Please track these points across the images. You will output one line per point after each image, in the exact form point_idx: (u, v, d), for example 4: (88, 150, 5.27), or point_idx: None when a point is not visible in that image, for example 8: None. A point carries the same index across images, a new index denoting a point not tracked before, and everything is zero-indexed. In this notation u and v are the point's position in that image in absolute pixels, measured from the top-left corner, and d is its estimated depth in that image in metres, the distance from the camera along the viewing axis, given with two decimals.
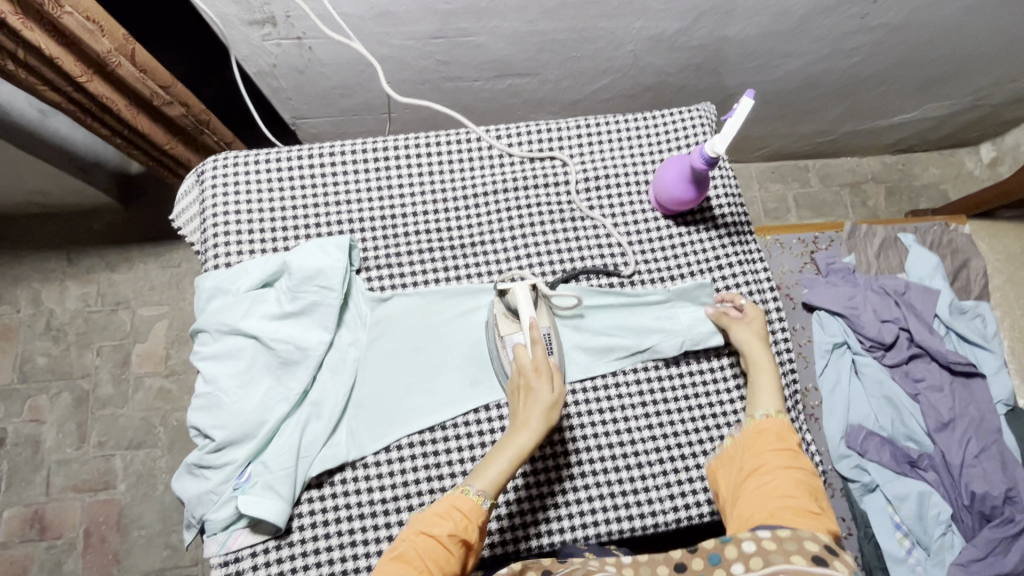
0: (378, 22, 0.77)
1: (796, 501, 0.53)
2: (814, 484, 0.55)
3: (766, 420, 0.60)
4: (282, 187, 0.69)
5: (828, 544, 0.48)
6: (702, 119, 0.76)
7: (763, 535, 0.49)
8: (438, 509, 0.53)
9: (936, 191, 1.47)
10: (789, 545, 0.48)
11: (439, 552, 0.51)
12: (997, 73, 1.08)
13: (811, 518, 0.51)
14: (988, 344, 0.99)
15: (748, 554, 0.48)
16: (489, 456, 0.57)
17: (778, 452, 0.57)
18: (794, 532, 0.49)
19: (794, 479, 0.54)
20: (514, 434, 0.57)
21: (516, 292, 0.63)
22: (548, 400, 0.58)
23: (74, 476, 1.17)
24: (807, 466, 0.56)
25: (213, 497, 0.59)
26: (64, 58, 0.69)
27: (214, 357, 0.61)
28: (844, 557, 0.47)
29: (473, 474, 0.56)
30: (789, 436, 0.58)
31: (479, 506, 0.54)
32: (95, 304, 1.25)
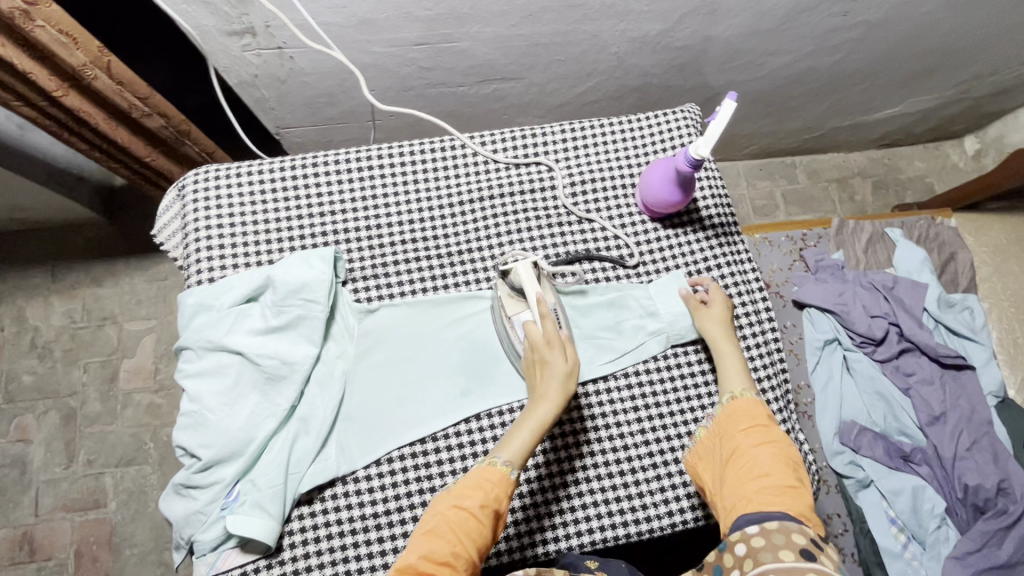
0: (359, 30, 0.77)
1: (776, 479, 0.52)
2: (793, 456, 0.55)
3: (734, 402, 0.60)
4: (265, 200, 0.68)
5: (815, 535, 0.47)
6: (687, 121, 0.76)
7: (750, 531, 0.48)
8: (468, 482, 0.53)
9: (922, 184, 1.48)
10: (776, 538, 0.47)
11: (471, 524, 0.51)
12: (977, 67, 1.09)
13: (792, 494, 0.52)
14: (976, 336, 1.00)
15: (741, 557, 0.47)
16: (515, 427, 0.57)
17: (750, 431, 0.57)
18: (779, 522, 0.48)
19: (772, 455, 0.54)
20: (535, 407, 0.57)
21: (517, 271, 0.62)
22: (564, 369, 0.58)
23: (63, 496, 1.15)
24: (780, 439, 0.56)
25: (202, 517, 0.58)
26: (37, 72, 0.68)
27: (199, 375, 0.60)
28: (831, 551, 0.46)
29: (497, 446, 0.56)
30: (759, 412, 0.58)
31: (507, 476, 0.54)
32: (81, 320, 1.23)
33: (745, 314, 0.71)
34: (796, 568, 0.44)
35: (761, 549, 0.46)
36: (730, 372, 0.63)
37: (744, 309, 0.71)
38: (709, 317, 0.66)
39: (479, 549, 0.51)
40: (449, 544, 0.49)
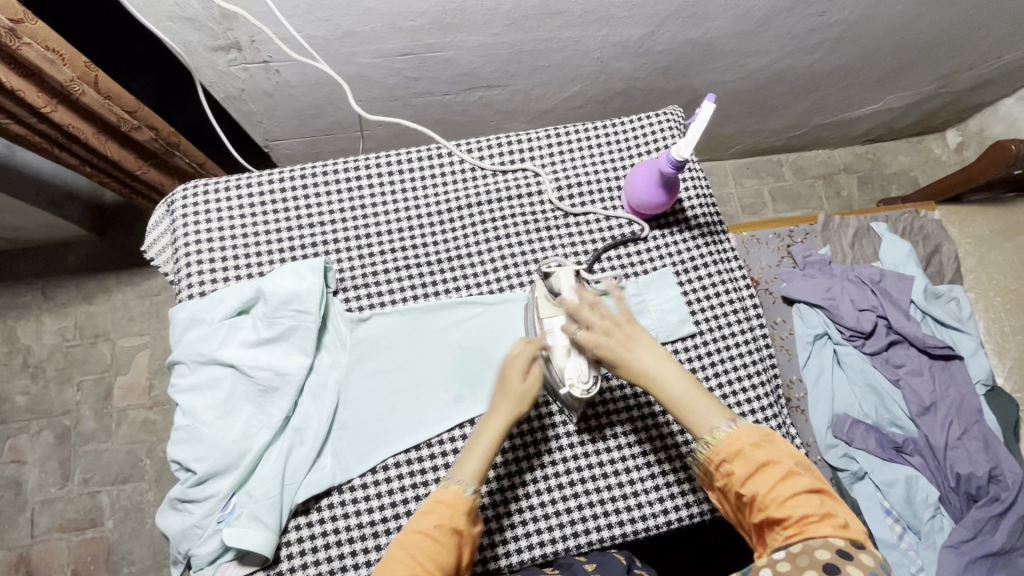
0: (344, 42, 0.77)
1: (792, 513, 0.49)
2: (802, 475, 0.50)
3: (714, 451, 0.53)
4: (254, 213, 0.68)
5: (843, 546, 0.46)
6: (670, 123, 0.77)
7: (776, 557, 0.46)
8: (422, 508, 0.52)
9: (907, 178, 1.50)
10: (801, 560, 0.45)
11: (429, 545, 0.50)
12: (954, 62, 1.11)
13: (816, 523, 0.48)
14: (964, 326, 1.01)
15: None
16: (468, 447, 0.55)
17: (752, 472, 0.51)
18: (802, 544, 0.47)
19: (780, 490, 0.50)
20: (487, 423, 0.55)
21: (561, 275, 0.62)
22: (522, 388, 0.57)
23: (59, 516, 1.15)
24: (781, 459, 0.51)
25: (198, 531, 0.58)
26: (25, 89, 0.68)
27: (192, 389, 0.60)
28: (860, 558, 0.45)
29: (451, 469, 0.55)
30: (746, 441, 0.52)
31: (462, 494, 0.52)
32: (73, 338, 1.23)
33: (733, 311, 0.72)
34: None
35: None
36: (688, 411, 0.54)
37: (732, 306, 0.72)
38: (635, 365, 0.55)
39: (444, 568, 0.50)
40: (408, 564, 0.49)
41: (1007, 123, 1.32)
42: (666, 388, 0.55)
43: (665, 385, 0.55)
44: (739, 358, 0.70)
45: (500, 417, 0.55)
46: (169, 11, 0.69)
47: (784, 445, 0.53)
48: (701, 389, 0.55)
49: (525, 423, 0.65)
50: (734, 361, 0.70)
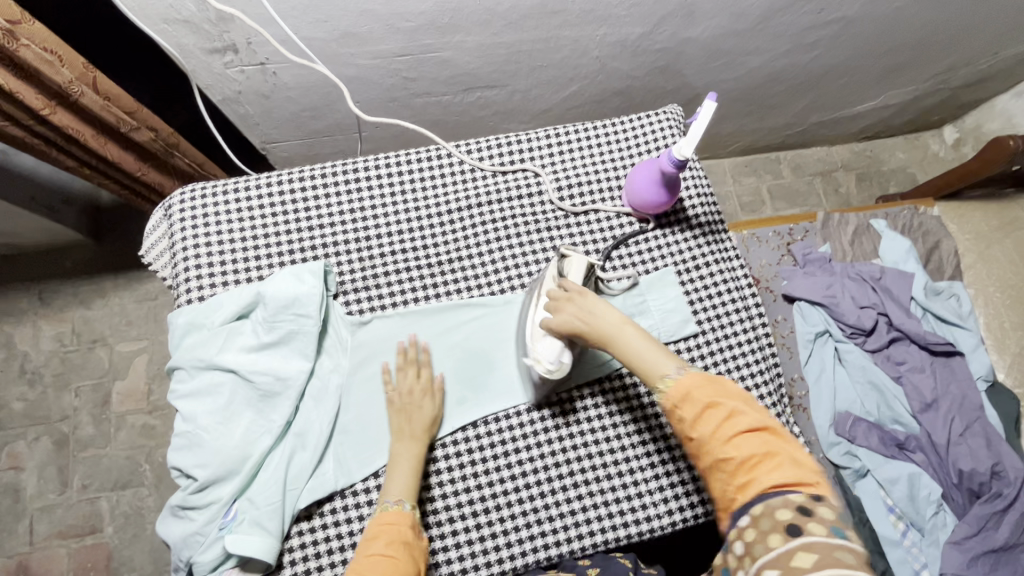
0: (341, 44, 0.77)
1: (742, 461, 0.49)
2: (754, 423, 0.51)
3: (667, 400, 0.54)
4: (252, 216, 0.68)
5: (803, 501, 0.46)
6: (670, 121, 0.77)
7: (742, 525, 0.47)
8: (367, 536, 0.54)
9: (905, 175, 1.50)
10: (764, 524, 0.46)
11: (383, 563, 0.52)
12: (952, 59, 1.11)
13: (763, 466, 0.49)
14: (964, 323, 1.01)
15: (739, 556, 0.46)
16: (389, 471, 0.59)
17: (699, 418, 0.52)
18: (764, 504, 0.47)
19: (729, 437, 0.50)
20: (400, 446, 0.60)
21: (574, 258, 0.64)
22: (430, 414, 0.62)
23: (59, 523, 1.14)
24: (731, 407, 0.52)
25: (200, 538, 0.57)
26: (25, 92, 0.68)
27: (192, 395, 0.60)
28: (820, 511, 0.45)
29: (381, 494, 0.58)
30: (695, 388, 0.53)
31: (401, 511, 0.56)
32: (71, 343, 1.22)
33: (735, 310, 0.72)
34: (788, 550, 0.43)
35: (754, 543, 0.45)
36: (643, 361, 0.56)
37: (734, 305, 0.72)
38: (591, 319, 0.57)
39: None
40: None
41: (1004, 120, 1.32)
42: (621, 341, 0.57)
43: (622, 338, 0.57)
44: (742, 357, 0.70)
45: (412, 437, 0.60)
46: (164, 14, 0.68)
47: (736, 393, 0.53)
48: (654, 342, 0.57)
49: (528, 425, 0.65)
50: (737, 360, 0.70)
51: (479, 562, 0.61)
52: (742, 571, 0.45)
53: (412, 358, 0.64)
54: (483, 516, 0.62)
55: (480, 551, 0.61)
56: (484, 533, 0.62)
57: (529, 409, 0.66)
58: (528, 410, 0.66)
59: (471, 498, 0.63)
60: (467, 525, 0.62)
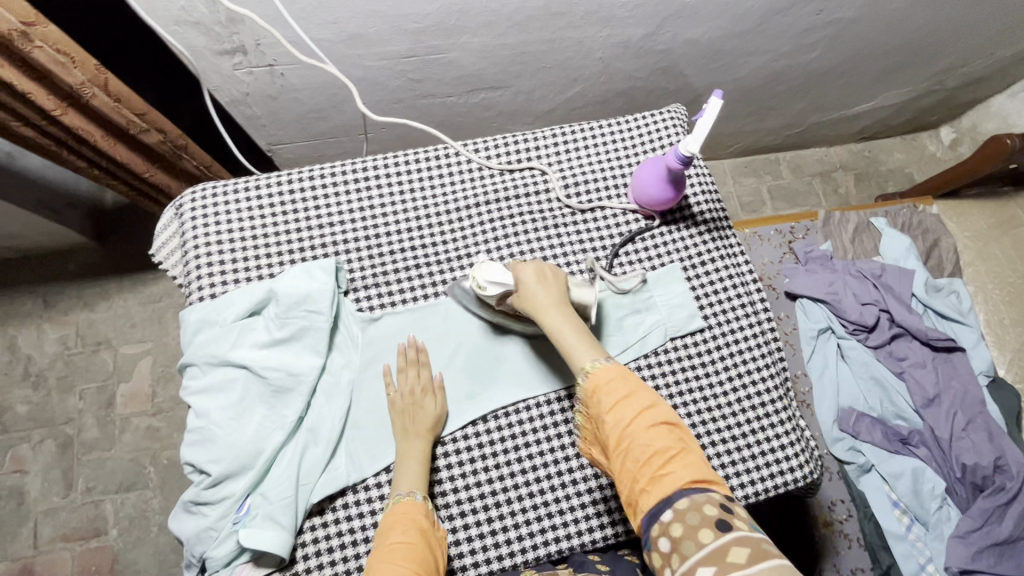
0: (349, 45, 0.78)
1: (661, 452, 0.49)
2: (670, 417, 0.51)
3: (590, 380, 0.54)
4: (263, 215, 0.69)
5: (723, 498, 0.47)
6: (674, 120, 0.78)
7: (666, 520, 0.46)
8: (384, 528, 0.55)
9: (903, 174, 1.51)
10: (691, 519, 0.45)
11: (404, 548, 0.52)
12: (949, 59, 1.12)
13: (680, 459, 0.49)
14: (965, 319, 1.02)
15: (667, 553, 0.45)
16: (399, 466, 0.60)
17: (624, 409, 0.51)
18: (689, 499, 0.46)
19: (649, 428, 0.50)
20: (407, 442, 0.61)
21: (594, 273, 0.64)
22: (435, 413, 0.62)
23: (63, 526, 1.14)
24: (649, 400, 0.52)
25: (213, 533, 0.58)
26: (36, 93, 0.69)
27: (205, 391, 0.60)
28: (739, 510, 0.46)
29: (392, 488, 0.59)
30: (618, 378, 0.53)
31: (414, 501, 0.57)
32: (75, 346, 1.22)
33: (740, 305, 0.72)
34: (721, 547, 0.43)
35: (685, 538, 0.44)
36: (567, 342, 0.56)
37: (739, 300, 0.73)
38: (530, 291, 0.59)
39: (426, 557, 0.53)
40: (400, 570, 0.51)
41: (1001, 120, 1.34)
42: (551, 318, 0.58)
43: (553, 315, 0.58)
44: (747, 351, 0.71)
45: (418, 435, 0.61)
46: (175, 16, 0.69)
47: (650, 389, 0.54)
48: (586, 330, 0.58)
49: (537, 420, 0.66)
50: (743, 354, 0.70)
51: (491, 557, 0.61)
52: (670, 569, 0.44)
53: (414, 358, 0.65)
54: (494, 510, 0.62)
55: (492, 545, 0.61)
56: (495, 527, 0.62)
57: (539, 403, 0.66)
58: (537, 405, 0.66)
59: (482, 492, 0.63)
60: (478, 519, 0.62)
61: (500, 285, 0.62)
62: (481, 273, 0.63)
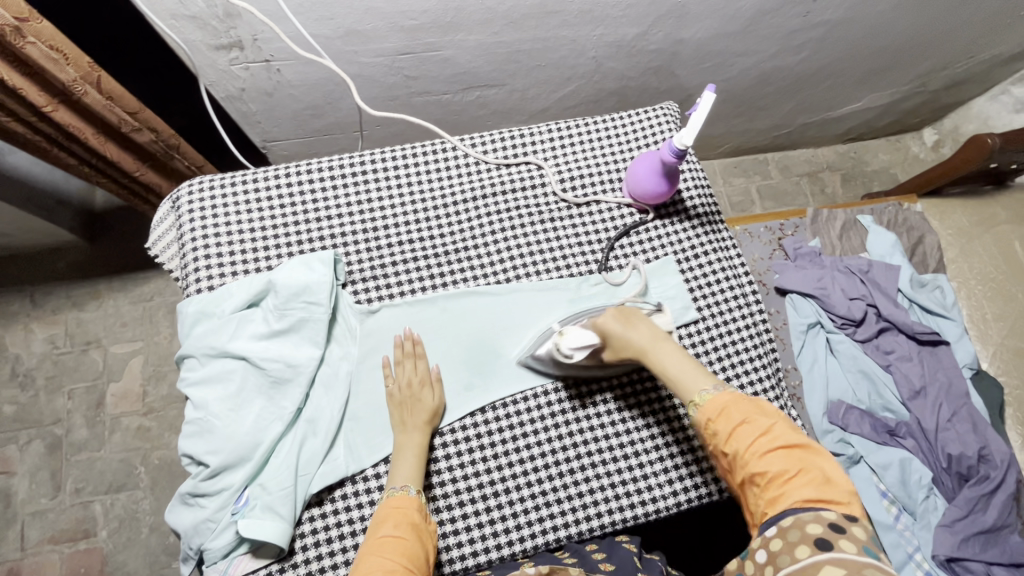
0: (345, 42, 0.78)
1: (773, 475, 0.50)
2: (789, 441, 0.52)
3: (701, 413, 0.56)
4: (261, 208, 0.69)
5: (835, 519, 0.46)
6: (667, 117, 0.80)
7: (769, 535, 0.48)
8: (378, 517, 0.55)
9: (887, 175, 1.55)
10: (792, 535, 0.47)
11: (397, 544, 0.53)
12: (931, 62, 1.16)
13: (794, 482, 0.49)
14: (949, 313, 1.05)
15: (762, 563, 0.47)
16: (395, 456, 0.60)
17: (736, 434, 0.53)
18: (793, 517, 0.47)
19: (763, 450, 0.51)
20: (405, 434, 0.61)
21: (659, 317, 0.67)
22: (433, 405, 0.62)
23: (51, 527, 1.12)
24: (767, 424, 0.53)
25: (211, 525, 0.58)
26: (27, 88, 0.69)
27: (203, 382, 0.60)
28: (852, 530, 0.45)
29: (388, 480, 0.59)
30: (733, 404, 0.54)
31: (408, 495, 0.57)
32: (64, 345, 1.21)
33: (733, 297, 0.74)
34: (814, 562, 0.44)
35: (780, 553, 0.46)
36: (677, 377, 0.58)
37: (732, 293, 0.74)
38: (625, 339, 0.61)
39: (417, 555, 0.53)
40: (390, 564, 0.51)
41: (981, 122, 1.38)
42: (655, 358, 0.60)
43: (655, 355, 0.60)
44: (741, 342, 0.72)
45: (416, 428, 0.61)
46: (173, 10, 0.70)
47: (773, 414, 0.54)
48: (687, 356, 0.60)
49: (536, 410, 0.66)
50: (735, 345, 0.72)
51: (488, 546, 0.62)
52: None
53: (411, 351, 0.64)
54: (492, 499, 0.63)
55: (489, 535, 0.62)
56: (493, 516, 0.63)
57: (537, 394, 0.67)
58: (534, 395, 0.67)
59: (480, 482, 0.63)
60: (477, 508, 0.63)
61: (585, 342, 0.62)
62: (563, 341, 0.62)
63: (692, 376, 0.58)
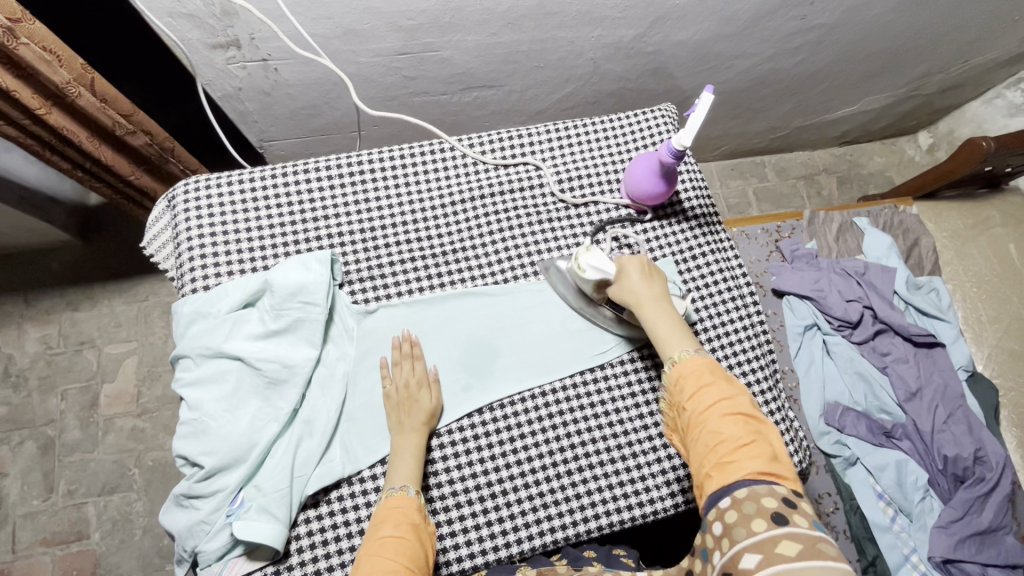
0: (343, 41, 0.78)
1: (730, 440, 0.51)
2: (746, 410, 0.53)
3: (676, 368, 0.57)
4: (257, 207, 0.68)
5: (786, 493, 0.47)
6: (664, 118, 0.80)
7: (722, 506, 0.48)
8: (379, 517, 0.55)
9: (883, 178, 1.56)
10: (747, 508, 0.47)
11: (399, 543, 0.53)
12: (926, 65, 1.16)
13: (746, 448, 0.50)
14: (944, 315, 1.06)
15: (719, 537, 0.47)
16: (393, 457, 0.60)
17: (697, 398, 0.54)
18: (748, 490, 0.48)
19: (723, 416, 0.52)
20: (402, 436, 0.60)
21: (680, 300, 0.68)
22: (430, 407, 0.62)
23: (43, 530, 1.11)
24: (728, 393, 0.54)
25: (205, 527, 0.57)
26: (21, 91, 0.68)
27: (198, 383, 0.60)
28: (802, 506, 0.47)
29: (386, 482, 0.59)
30: (703, 369, 0.56)
31: (407, 496, 0.56)
32: (57, 346, 1.20)
33: (731, 298, 0.74)
34: (772, 537, 0.44)
35: (736, 525, 0.46)
36: (664, 336, 0.60)
37: (730, 294, 0.74)
38: (634, 284, 0.62)
39: (416, 555, 0.53)
40: (392, 564, 0.51)
41: (975, 125, 1.39)
42: (652, 313, 0.61)
43: (654, 311, 0.61)
44: (739, 343, 0.72)
45: (414, 430, 0.61)
46: (170, 8, 0.69)
47: (735, 385, 0.56)
48: (684, 325, 0.61)
49: (533, 411, 0.66)
50: (733, 346, 0.72)
51: (485, 548, 0.61)
52: (720, 551, 0.47)
53: (408, 352, 0.64)
54: (490, 501, 0.63)
55: (486, 537, 0.62)
56: (490, 517, 0.62)
57: (535, 394, 0.67)
58: (532, 396, 0.67)
59: (478, 483, 0.63)
60: (474, 510, 0.62)
61: (601, 270, 0.64)
62: (584, 256, 0.65)
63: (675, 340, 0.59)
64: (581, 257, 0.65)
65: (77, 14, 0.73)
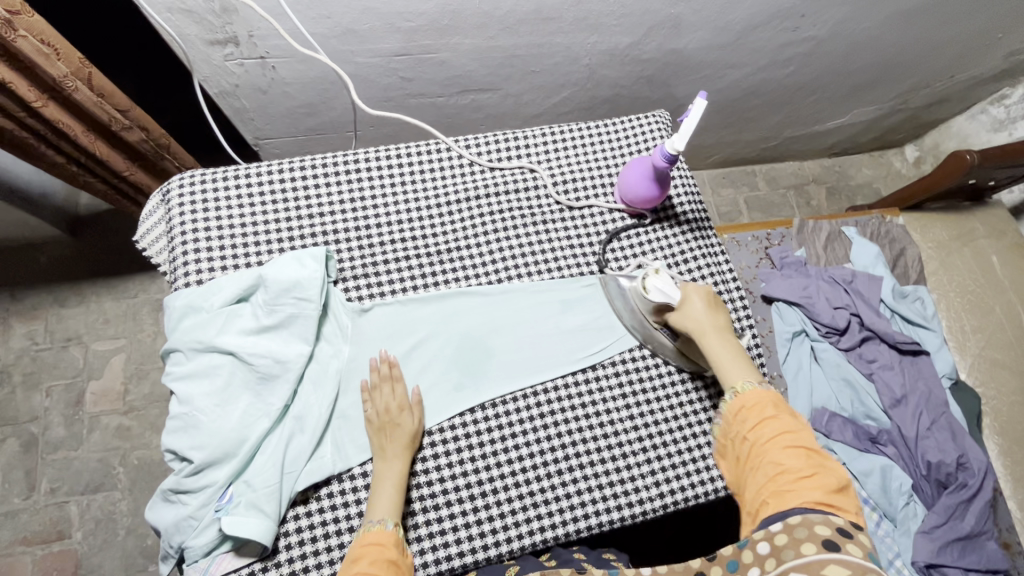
0: (342, 41, 0.79)
1: (791, 471, 0.53)
2: (808, 444, 0.54)
3: (738, 399, 0.59)
4: (253, 202, 0.68)
5: (844, 524, 0.49)
6: (658, 124, 0.81)
7: (774, 530, 0.50)
8: (352, 556, 0.54)
9: (870, 189, 1.59)
10: (799, 533, 0.48)
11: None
12: (913, 79, 1.19)
13: (806, 479, 0.52)
14: (929, 324, 1.08)
15: (764, 556, 0.50)
16: (375, 485, 0.59)
17: (758, 427, 0.56)
18: (803, 516, 0.49)
19: (784, 448, 0.54)
20: (384, 464, 0.59)
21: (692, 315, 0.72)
22: (411, 432, 0.61)
23: (24, 529, 1.09)
24: (792, 425, 0.56)
25: (193, 522, 0.57)
26: (17, 83, 0.67)
27: (189, 376, 0.60)
28: (859, 537, 0.48)
29: (366, 514, 0.58)
30: (767, 402, 0.57)
31: (385, 531, 0.56)
32: (44, 342, 1.18)
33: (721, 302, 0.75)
34: (820, 560, 0.46)
35: (785, 547, 0.48)
36: (724, 365, 0.62)
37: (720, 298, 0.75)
38: (697, 313, 0.64)
39: None
40: None
41: (959, 139, 1.42)
42: (712, 343, 0.63)
43: (716, 341, 0.63)
44: None
45: (397, 456, 0.60)
46: (169, 3, 0.69)
47: (799, 420, 0.57)
48: (743, 357, 0.63)
49: (526, 410, 0.66)
50: None
51: (476, 547, 0.61)
52: (762, 568, 0.49)
53: (388, 374, 0.63)
54: (480, 500, 0.63)
55: (476, 535, 0.62)
56: (481, 516, 0.62)
57: (526, 394, 0.67)
58: (523, 396, 0.67)
59: (469, 481, 0.63)
60: (464, 508, 0.62)
61: (666, 294, 0.66)
62: (653, 278, 0.67)
63: (737, 372, 0.61)
64: (651, 280, 0.67)
65: (79, 11, 0.73)
